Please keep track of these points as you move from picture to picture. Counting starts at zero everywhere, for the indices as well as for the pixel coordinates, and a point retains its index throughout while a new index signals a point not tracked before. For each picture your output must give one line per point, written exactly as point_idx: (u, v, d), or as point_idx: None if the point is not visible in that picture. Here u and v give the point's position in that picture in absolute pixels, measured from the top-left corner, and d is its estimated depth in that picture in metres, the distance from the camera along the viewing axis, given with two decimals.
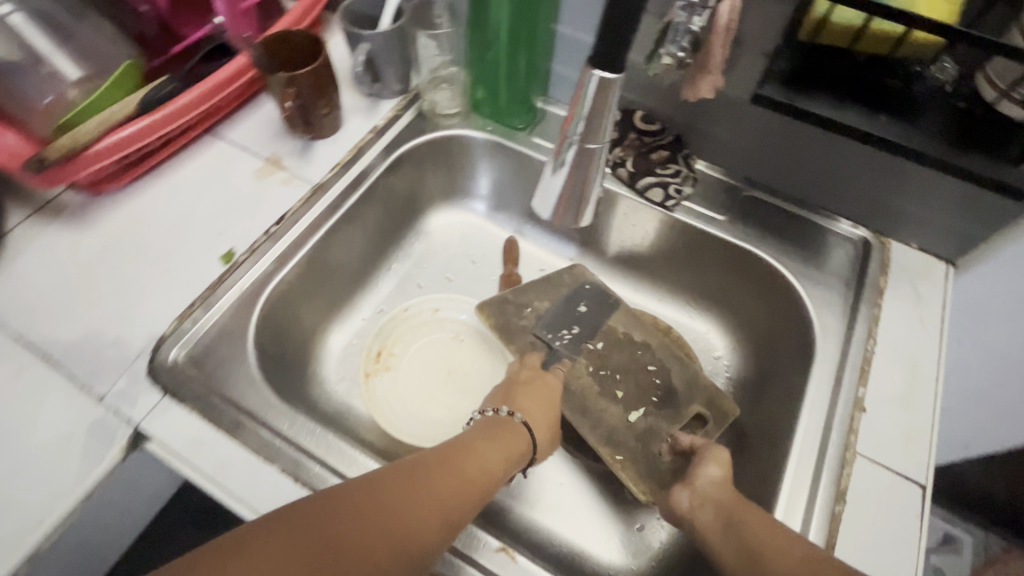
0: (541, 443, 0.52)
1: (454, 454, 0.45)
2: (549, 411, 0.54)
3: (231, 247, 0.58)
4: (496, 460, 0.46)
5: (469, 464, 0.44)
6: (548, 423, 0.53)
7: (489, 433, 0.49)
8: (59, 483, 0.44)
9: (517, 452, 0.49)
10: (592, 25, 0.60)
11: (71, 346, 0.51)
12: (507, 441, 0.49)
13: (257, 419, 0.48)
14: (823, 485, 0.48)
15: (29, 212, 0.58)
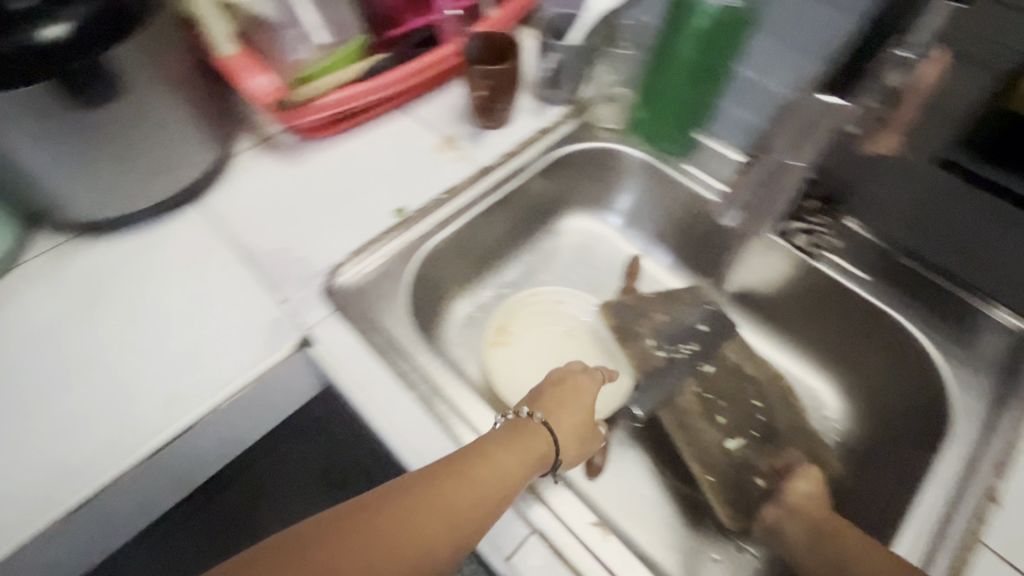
0: (566, 447, 0.49)
1: (463, 464, 0.43)
2: (574, 414, 0.51)
3: (404, 205, 0.65)
4: (510, 468, 0.43)
5: (480, 476, 0.42)
6: (574, 428, 0.50)
7: (503, 436, 0.46)
8: (240, 361, 0.53)
9: (536, 455, 0.46)
10: (791, 80, 0.65)
11: (265, 258, 0.60)
12: (519, 446, 0.45)
13: (402, 348, 0.55)
14: (939, 565, 0.45)
15: (255, 143, 0.71)
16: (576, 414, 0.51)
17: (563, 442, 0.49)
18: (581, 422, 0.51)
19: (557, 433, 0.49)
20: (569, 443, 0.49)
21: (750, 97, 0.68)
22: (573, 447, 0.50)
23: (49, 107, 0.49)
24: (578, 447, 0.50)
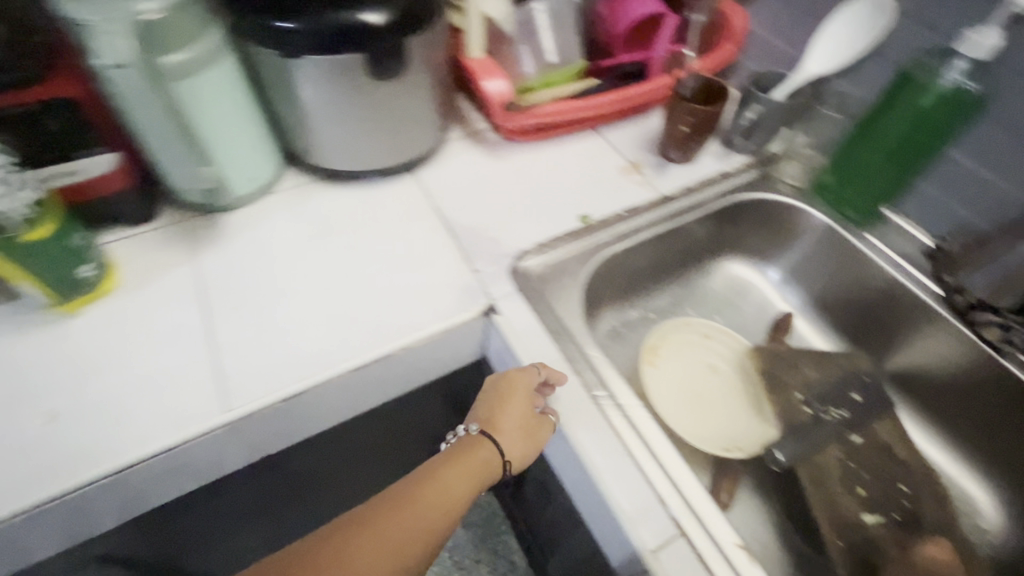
0: (512, 447, 0.53)
1: (421, 482, 0.50)
2: (518, 422, 0.52)
3: (587, 213, 0.71)
4: (461, 483, 0.51)
5: (435, 492, 0.49)
6: (518, 434, 0.53)
7: (447, 458, 0.52)
8: (432, 313, 0.60)
9: (485, 468, 0.52)
10: (1014, 171, 0.62)
11: (462, 233, 0.68)
12: (466, 464, 0.52)
13: (571, 336, 0.59)
14: None
15: (464, 135, 0.80)
16: (523, 418, 0.52)
17: (511, 449, 0.53)
18: (529, 424, 0.53)
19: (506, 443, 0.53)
20: (518, 448, 0.53)
21: (958, 182, 0.66)
22: (519, 445, 0.53)
23: (350, 72, 0.61)
24: (531, 443, 0.53)
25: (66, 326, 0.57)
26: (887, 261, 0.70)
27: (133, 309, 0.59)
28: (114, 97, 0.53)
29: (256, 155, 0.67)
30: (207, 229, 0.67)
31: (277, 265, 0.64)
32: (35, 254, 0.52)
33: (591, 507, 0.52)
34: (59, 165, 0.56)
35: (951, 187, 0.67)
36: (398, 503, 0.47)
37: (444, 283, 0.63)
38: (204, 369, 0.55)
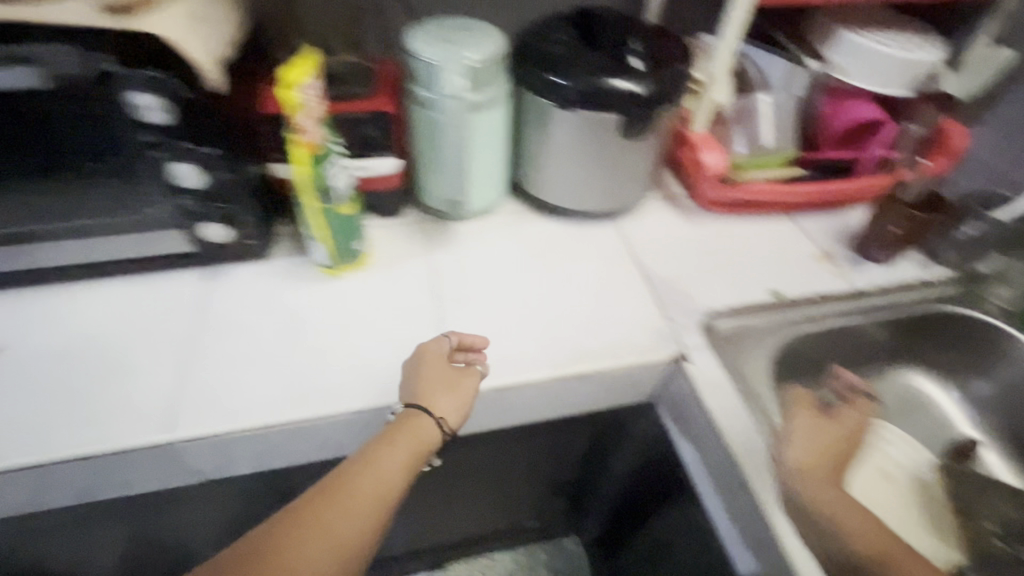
0: (443, 413, 0.56)
1: (364, 466, 0.52)
2: (440, 381, 0.58)
3: (777, 289, 0.74)
4: (400, 464, 0.53)
5: (373, 477, 0.51)
6: (445, 395, 0.57)
7: (385, 438, 0.54)
8: (625, 348, 0.65)
9: (424, 441, 0.55)
10: None
11: (657, 285, 0.73)
12: (403, 444, 0.54)
13: (756, 400, 0.62)
14: None
15: (660, 197, 0.87)
16: (446, 378, 0.58)
17: (446, 411, 0.56)
18: (455, 382, 0.58)
19: (436, 408, 0.56)
20: (453, 405, 0.57)
21: None
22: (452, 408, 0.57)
23: (602, 129, 0.71)
24: (462, 400, 0.58)
25: (331, 286, 0.70)
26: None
27: (381, 284, 0.70)
28: (425, 120, 0.67)
29: (496, 183, 0.78)
30: (438, 233, 0.77)
31: (494, 276, 0.73)
32: (342, 222, 0.65)
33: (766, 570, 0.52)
34: (364, 160, 0.71)
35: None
36: (335, 487, 0.50)
37: (640, 324, 0.68)
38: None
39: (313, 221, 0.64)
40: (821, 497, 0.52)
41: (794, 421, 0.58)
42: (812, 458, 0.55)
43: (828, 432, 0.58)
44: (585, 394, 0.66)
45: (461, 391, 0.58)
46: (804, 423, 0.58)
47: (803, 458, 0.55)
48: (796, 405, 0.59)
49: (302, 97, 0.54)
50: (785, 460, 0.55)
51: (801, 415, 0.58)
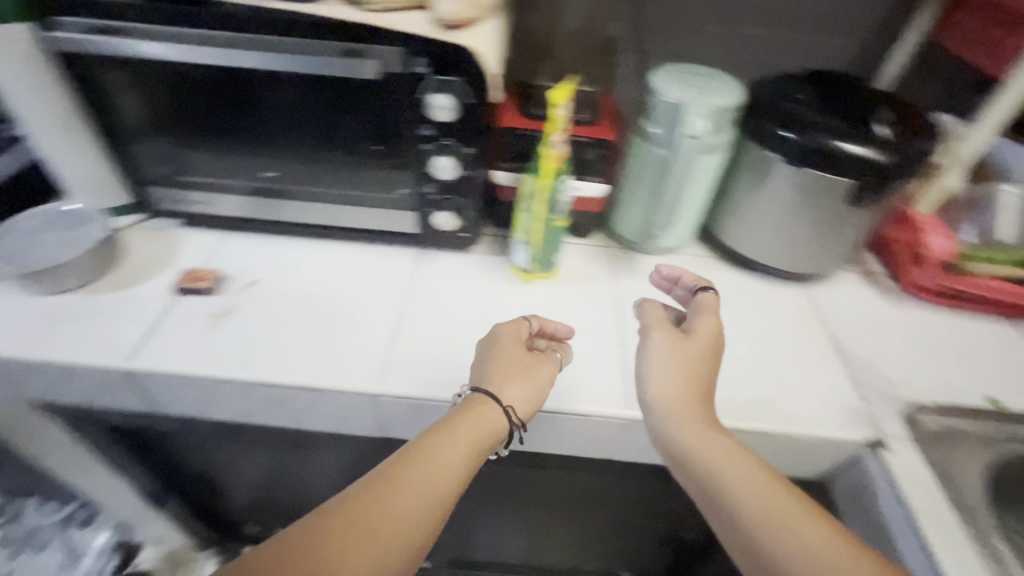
0: (512, 398, 0.56)
1: (423, 455, 0.50)
2: (512, 366, 0.58)
3: (998, 397, 0.66)
4: (461, 456, 0.50)
5: (435, 464, 0.49)
6: (517, 383, 0.57)
7: (450, 422, 0.53)
8: (818, 419, 0.62)
9: (488, 428, 0.53)
10: None
11: (849, 362, 0.69)
12: (467, 428, 0.53)
13: (968, 513, 0.55)
14: None
15: (857, 271, 0.83)
16: (517, 365, 0.59)
17: (515, 399, 0.56)
18: (528, 370, 0.59)
19: (504, 396, 0.56)
20: (522, 393, 0.57)
21: None
22: (519, 396, 0.57)
23: (824, 192, 0.69)
24: (532, 387, 0.58)
25: (522, 289, 0.75)
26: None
27: (568, 297, 0.74)
28: (648, 154, 0.70)
29: (691, 227, 0.79)
30: (626, 261, 0.80)
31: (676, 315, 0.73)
32: (554, 233, 0.69)
33: None
34: (579, 183, 0.74)
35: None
36: (396, 472, 0.48)
37: (831, 398, 0.64)
38: (615, 370, 0.66)
39: (529, 230, 0.69)
40: (671, 407, 0.54)
41: (649, 340, 0.59)
42: (676, 388, 0.55)
43: (680, 353, 0.57)
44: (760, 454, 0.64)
45: (537, 376, 0.59)
46: (659, 343, 0.58)
47: (669, 396, 0.55)
48: (652, 323, 0.60)
49: (561, 115, 0.60)
50: (646, 392, 0.57)
51: (654, 331, 0.59)
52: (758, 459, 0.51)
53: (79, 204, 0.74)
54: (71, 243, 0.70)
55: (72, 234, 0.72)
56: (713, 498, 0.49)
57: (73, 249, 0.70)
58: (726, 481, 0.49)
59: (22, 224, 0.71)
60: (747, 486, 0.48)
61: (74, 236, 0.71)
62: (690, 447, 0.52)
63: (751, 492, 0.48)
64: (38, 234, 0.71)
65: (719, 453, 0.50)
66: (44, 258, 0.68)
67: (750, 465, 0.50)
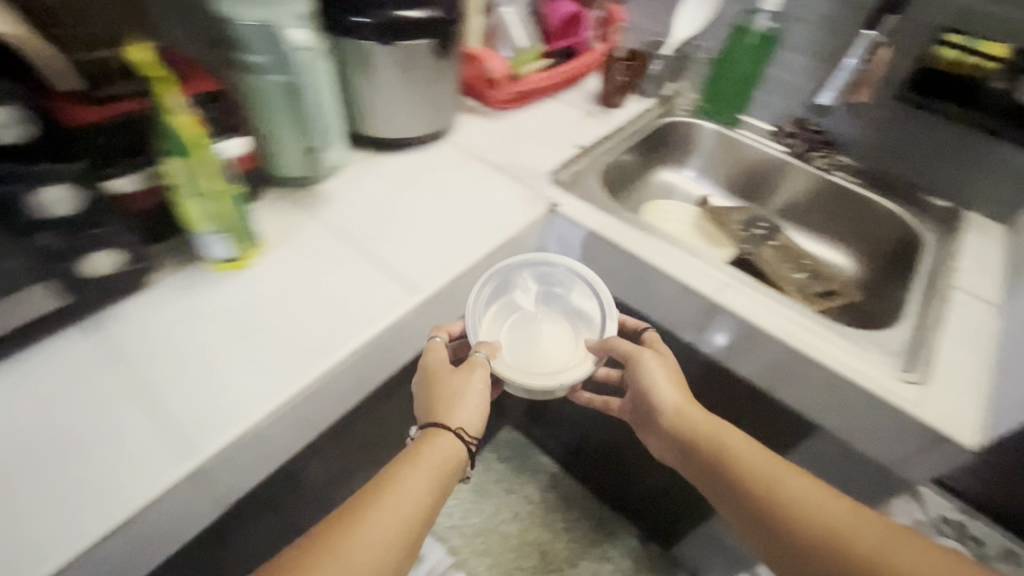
0: (467, 417, 0.67)
1: (401, 506, 0.57)
2: (443, 385, 0.69)
3: (578, 143, 1.02)
4: (419, 492, 0.59)
5: (398, 500, 0.57)
6: (459, 409, 0.67)
7: (406, 462, 0.61)
8: (512, 213, 0.84)
9: (445, 458, 0.62)
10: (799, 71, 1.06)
11: (517, 156, 0.95)
12: (423, 464, 0.61)
13: (606, 209, 0.87)
14: (923, 292, 0.82)
15: (464, 111, 1.05)
16: (453, 380, 0.68)
17: (462, 419, 0.66)
18: (461, 385, 0.68)
19: (450, 422, 0.65)
20: (468, 415, 0.67)
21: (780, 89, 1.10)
22: (472, 422, 0.67)
23: (414, 58, 0.83)
24: (475, 405, 0.67)
25: (235, 277, 0.68)
26: (760, 128, 1.14)
27: (294, 259, 0.72)
28: (262, 85, 0.68)
29: (342, 130, 0.82)
30: (313, 198, 0.81)
31: (395, 204, 0.82)
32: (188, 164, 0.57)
33: (665, 297, 0.81)
34: (220, 142, 0.66)
35: (786, 73, 1.09)
36: (363, 506, 0.56)
37: (524, 189, 0.89)
38: (388, 271, 0.72)
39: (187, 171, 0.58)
40: (683, 429, 0.71)
41: (647, 361, 0.75)
42: (677, 394, 0.74)
43: (671, 370, 0.76)
44: (499, 263, 0.83)
45: (471, 400, 0.67)
46: (651, 360, 0.75)
47: (674, 403, 0.72)
48: (631, 348, 0.74)
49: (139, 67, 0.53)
50: (660, 395, 0.74)
51: (643, 352, 0.75)
52: (817, 482, 0.61)
53: (557, 270, 0.79)
54: (560, 318, 0.80)
55: (555, 322, 0.79)
56: (751, 497, 0.62)
57: (572, 348, 0.76)
58: (780, 484, 0.61)
59: (512, 278, 0.77)
60: (807, 491, 0.60)
61: (560, 327, 0.79)
62: (734, 471, 0.65)
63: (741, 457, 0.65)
64: (535, 294, 0.81)
65: (761, 461, 0.64)
66: (542, 345, 0.75)
67: (778, 471, 0.63)
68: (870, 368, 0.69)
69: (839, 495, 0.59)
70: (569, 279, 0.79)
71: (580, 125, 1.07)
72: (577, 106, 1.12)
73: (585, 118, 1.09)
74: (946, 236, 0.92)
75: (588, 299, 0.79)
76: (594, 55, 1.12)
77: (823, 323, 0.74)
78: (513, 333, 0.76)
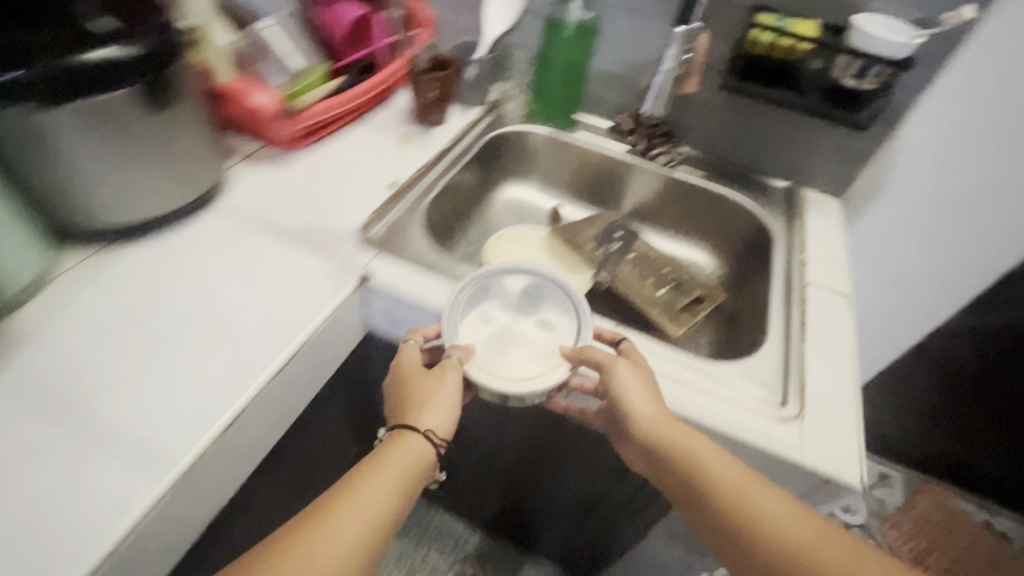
0: (439, 420, 0.59)
1: (361, 515, 0.50)
2: (409, 391, 0.60)
3: (393, 180, 0.84)
4: (382, 497, 0.52)
5: (357, 507, 0.51)
6: (431, 410, 0.58)
7: (370, 466, 0.55)
8: (310, 299, 0.65)
9: (411, 462, 0.56)
10: (625, 62, 0.96)
11: (312, 216, 0.75)
12: (389, 468, 0.55)
13: (437, 266, 0.72)
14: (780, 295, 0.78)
15: (239, 159, 0.82)
16: (425, 386, 0.59)
17: (432, 421, 0.58)
18: (432, 387, 0.59)
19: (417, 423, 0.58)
20: (439, 420, 0.58)
21: (611, 83, 0.99)
22: (443, 424, 0.59)
23: (117, 119, 0.59)
24: (450, 405, 0.59)
25: None
26: (597, 127, 1.04)
27: None
28: None
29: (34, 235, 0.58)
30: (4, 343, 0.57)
31: (141, 327, 0.60)
32: None
33: None
34: None
35: (611, 66, 0.98)
36: (317, 519, 0.49)
37: (326, 261, 0.70)
38: (98, 444, 0.51)
39: None
40: (658, 450, 0.57)
41: (621, 373, 0.60)
42: (649, 400, 0.59)
43: (649, 377, 0.61)
44: (305, 370, 0.64)
45: (443, 400, 0.58)
46: (626, 369, 0.60)
47: (648, 413, 0.58)
48: (606, 359, 0.60)
49: None
50: (637, 412, 0.58)
51: (619, 364, 0.60)
52: (791, 504, 0.55)
53: (538, 277, 0.67)
54: (539, 328, 0.66)
55: (532, 335, 0.66)
56: (727, 515, 0.54)
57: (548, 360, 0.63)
58: (756, 508, 0.54)
59: (490, 280, 0.66)
60: (787, 518, 0.53)
61: (536, 339, 0.65)
62: (712, 495, 0.55)
63: (726, 483, 0.55)
64: (514, 303, 0.68)
65: (739, 480, 0.56)
66: (514, 355, 0.63)
67: (757, 502, 0.54)
68: (743, 416, 0.61)
69: (810, 522, 0.53)
70: (554, 289, 0.66)
71: (395, 155, 0.89)
72: (390, 130, 0.93)
73: (401, 145, 0.91)
74: (790, 225, 0.89)
75: (569, 314, 0.65)
76: (396, 65, 0.93)
77: (689, 365, 0.66)
78: (482, 342, 0.64)
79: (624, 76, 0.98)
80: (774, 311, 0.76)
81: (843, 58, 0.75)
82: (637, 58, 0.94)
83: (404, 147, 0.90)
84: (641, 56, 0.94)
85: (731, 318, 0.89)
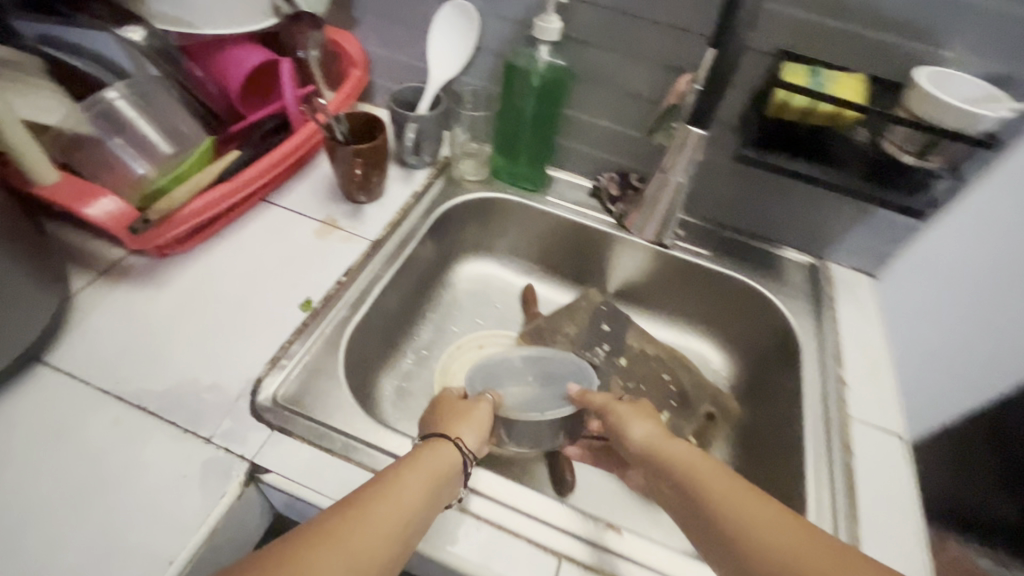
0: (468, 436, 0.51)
1: (391, 513, 0.39)
2: (436, 417, 0.54)
3: (308, 296, 0.62)
4: (417, 492, 0.41)
5: (386, 503, 0.39)
6: (462, 426, 0.52)
7: (400, 465, 0.44)
8: (173, 519, 0.45)
9: (446, 469, 0.45)
10: (609, 113, 0.75)
11: (186, 369, 0.54)
12: (424, 467, 0.44)
13: (361, 440, 0.52)
14: (817, 435, 0.60)
15: (93, 276, 0.60)
16: (451, 413, 0.53)
17: (465, 435, 0.51)
18: (460, 413, 0.53)
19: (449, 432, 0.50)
20: (474, 439, 0.51)
21: (591, 136, 0.79)
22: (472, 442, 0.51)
23: None
24: (480, 429, 0.52)
25: None
26: (574, 190, 0.83)
27: None
28: None
29: None
30: None
31: None
32: None
33: None
34: None
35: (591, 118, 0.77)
36: (336, 514, 0.38)
37: (200, 443, 0.49)
38: None
39: None
40: (663, 470, 0.48)
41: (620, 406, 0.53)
42: (650, 425, 0.51)
43: (653, 409, 0.54)
44: None
45: (474, 422, 0.52)
46: (627, 407, 0.54)
47: (649, 439, 0.50)
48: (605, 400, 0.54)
49: None
50: (631, 439, 0.51)
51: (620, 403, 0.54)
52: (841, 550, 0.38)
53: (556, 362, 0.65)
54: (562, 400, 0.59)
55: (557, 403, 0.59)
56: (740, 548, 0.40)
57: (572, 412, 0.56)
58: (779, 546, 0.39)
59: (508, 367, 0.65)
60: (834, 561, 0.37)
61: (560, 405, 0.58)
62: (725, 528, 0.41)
63: (718, 491, 0.43)
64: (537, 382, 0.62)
65: (760, 513, 0.41)
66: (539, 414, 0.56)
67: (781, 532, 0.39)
68: None
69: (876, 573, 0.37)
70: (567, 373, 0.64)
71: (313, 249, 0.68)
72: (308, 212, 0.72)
73: (321, 234, 0.69)
74: (820, 322, 0.71)
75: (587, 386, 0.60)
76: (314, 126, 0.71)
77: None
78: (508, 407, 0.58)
79: (608, 129, 0.77)
80: (811, 462, 0.59)
81: (899, 129, 0.57)
82: (625, 108, 0.74)
83: (325, 239, 0.69)
84: (629, 106, 0.74)
85: (747, 442, 0.71)
